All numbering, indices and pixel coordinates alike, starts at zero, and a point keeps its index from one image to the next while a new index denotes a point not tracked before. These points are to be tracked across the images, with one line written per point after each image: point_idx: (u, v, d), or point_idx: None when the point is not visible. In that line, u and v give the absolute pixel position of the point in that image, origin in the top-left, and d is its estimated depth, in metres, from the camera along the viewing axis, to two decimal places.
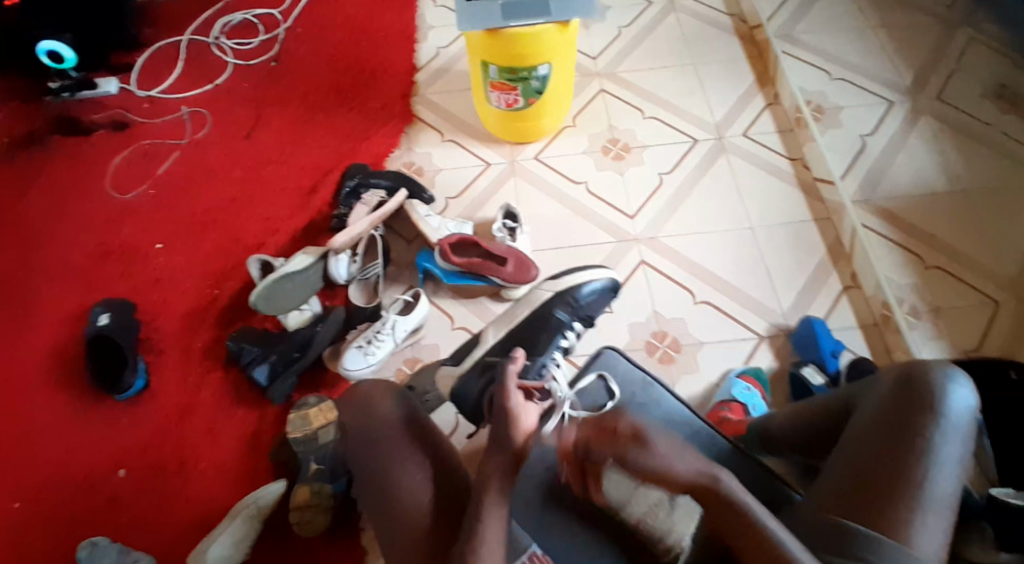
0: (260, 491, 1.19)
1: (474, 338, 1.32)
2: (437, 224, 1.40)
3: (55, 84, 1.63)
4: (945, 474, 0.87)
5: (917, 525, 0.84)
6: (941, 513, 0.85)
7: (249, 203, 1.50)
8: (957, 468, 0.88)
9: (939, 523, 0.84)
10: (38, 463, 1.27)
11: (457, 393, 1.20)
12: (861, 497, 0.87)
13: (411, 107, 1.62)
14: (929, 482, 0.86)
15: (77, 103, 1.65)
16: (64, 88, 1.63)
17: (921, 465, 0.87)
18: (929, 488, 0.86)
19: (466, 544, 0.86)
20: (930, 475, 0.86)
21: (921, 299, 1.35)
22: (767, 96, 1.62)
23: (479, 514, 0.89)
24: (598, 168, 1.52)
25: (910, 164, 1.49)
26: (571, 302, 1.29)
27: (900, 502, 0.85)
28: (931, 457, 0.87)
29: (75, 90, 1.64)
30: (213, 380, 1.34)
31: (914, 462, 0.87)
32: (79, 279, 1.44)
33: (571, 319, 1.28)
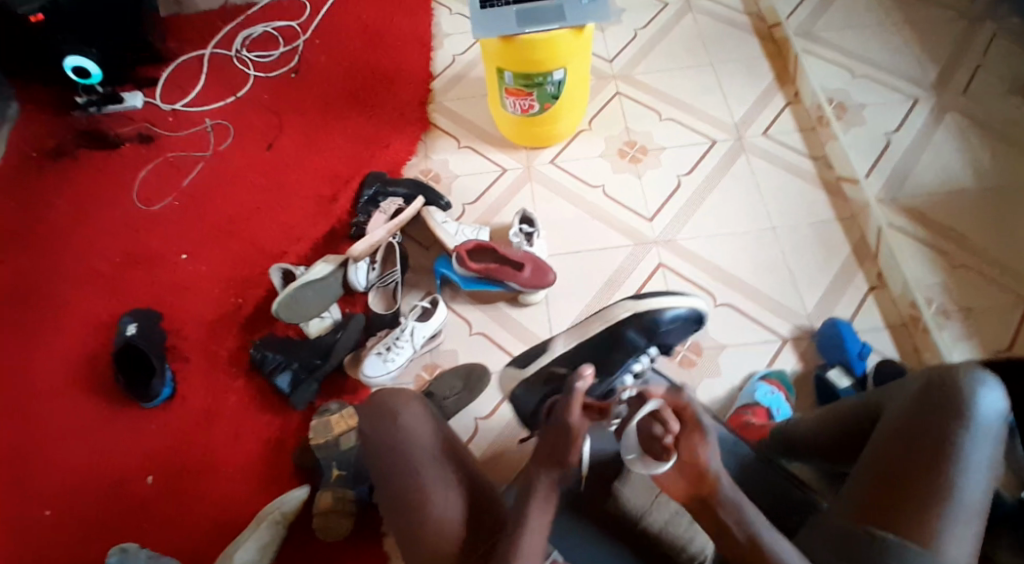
0: (284, 497, 1.22)
1: (541, 347, 1.19)
2: (454, 230, 1.40)
3: (82, 99, 1.68)
4: (975, 479, 0.84)
5: (946, 533, 0.82)
6: (971, 519, 0.83)
7: (270, 212, 1.53)
8: (988, 474, 0.85)
9: (968, 530, 0.82)
10: (72, 469, 1.31)
11: (514, 397, 1.19)
12: (889, 504, 0.85)
13: (428, 114, 1.63)
14: (958, 488, 0.84)
15: (105, 117, 1.70)
16: (91, 102, 1.68)
17: (952, 471, 0.85)
18: (959, 494, 0.83)
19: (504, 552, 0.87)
20: (960, 481, 0.84)
21: (950, 299, 1.31)
22: (787, 94, 1.59)
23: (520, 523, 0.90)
24: (614, 170, 1.51)
25: (935, 160, 1.45)
26: (650, 325, 1.11)
27: (927, 508, 0.83)
28: (961, 463, 0.85)
29: (102, 104, 1.69)
30: (237, 386, 1.37)
31: (943, 468, 0.85)
32: (109, 288, 1.47)
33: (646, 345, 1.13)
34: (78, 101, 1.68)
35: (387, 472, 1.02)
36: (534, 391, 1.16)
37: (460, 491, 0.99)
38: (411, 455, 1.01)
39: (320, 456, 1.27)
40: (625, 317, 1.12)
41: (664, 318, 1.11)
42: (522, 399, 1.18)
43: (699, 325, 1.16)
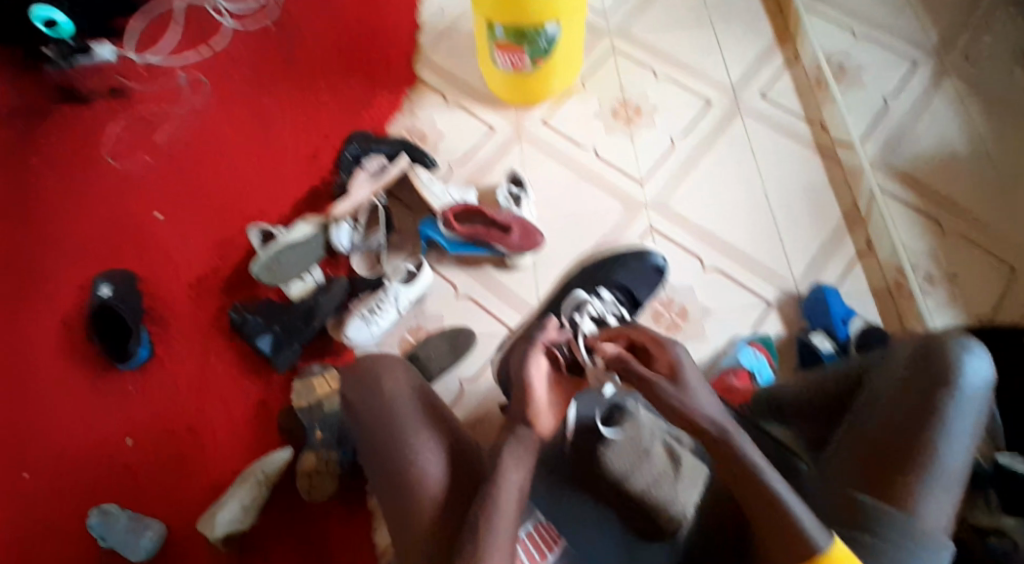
0: (267, 458, 1.21)
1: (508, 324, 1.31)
2: (441, 192, 1.36)
3: (51, 51, 1.56)
4: (958, 446, 0.84)
5: (927, 498, 0.81)
6: (951, 486, 0.83)
7: (250, 170, 1.48)
8: (971, 442, 0.85)
9: (948, 496, 0.82)
10: (50, 433, 1.29)
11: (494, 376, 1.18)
12: (872, 471, 0.85)
13: (414, 69, 1.57)
14: (940, 455, 0.83)
15: (77, 71, 1.60)
16: (60, 55, 1.57)
17: (934, 438, 0.84)
18: (941, 461, 0.83)
19: (480, 513, 0.84)
20: (942, 447, 0.84)
21: (937, 265, 1.30)
22: (787, 54, 1.54)
23: (496, 485, 0.86)
24: (607, 132, 1.47)
25: (933, 126, 1.42)
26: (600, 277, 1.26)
27: (909, 474, 0.83)
28: (943, 430, 0.85)
29: (73, 57, 1.58)
30: (217, 349, 1.34)
31: (926, 435, 0.85)
32: (84, 249, 1.43)
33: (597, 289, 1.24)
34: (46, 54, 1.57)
35: (370, 439, 1.00)
36: (505, 358, 1.16)
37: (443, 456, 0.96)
38: (392, 423, 0.99)
39: (303, 419, 1.25)
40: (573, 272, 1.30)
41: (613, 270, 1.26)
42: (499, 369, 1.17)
43: (660, 277, 1.30)
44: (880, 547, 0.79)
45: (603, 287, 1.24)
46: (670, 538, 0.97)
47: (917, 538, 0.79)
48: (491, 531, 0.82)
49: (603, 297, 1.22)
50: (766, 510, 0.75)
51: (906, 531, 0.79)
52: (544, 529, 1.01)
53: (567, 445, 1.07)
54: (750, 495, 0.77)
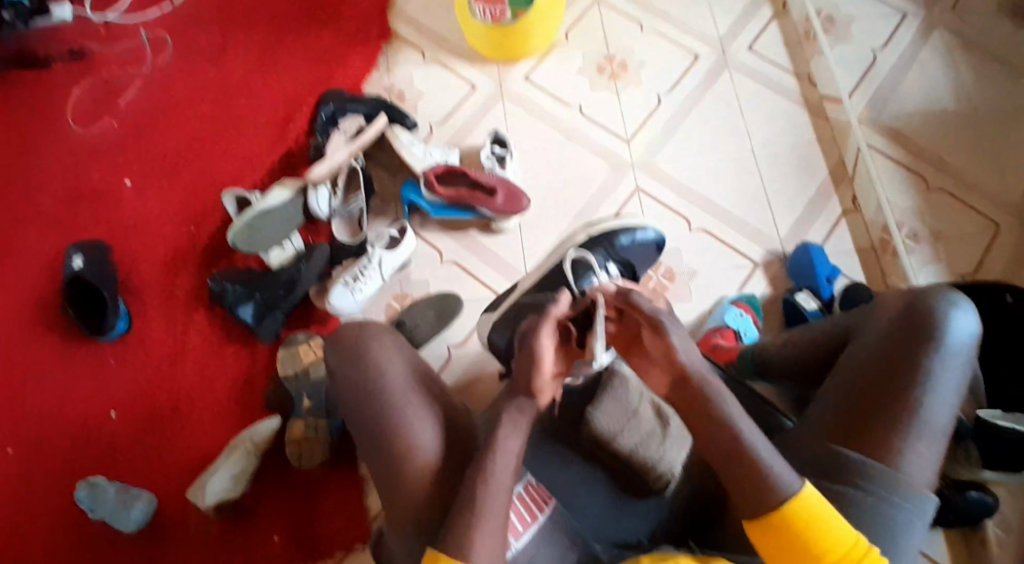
0: (256, 426, 1.20)
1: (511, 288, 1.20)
2: (422, 153, 1.32)
3: (6, 15, 1.47)
4: (942, 399, 0.84)
5: (911, 452, 0.82)
6: (937, 438, 0.84)
7: (220, 133, 1.42)
8: (956, 394, 0.86)
9: (933, 448, 0.83)
10: (30, 410, 1.27)
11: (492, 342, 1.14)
12: (856, 424, 0.86)
13: (389, 23, 1.50)
14: (925, 408, 0.84)
15: (34, 34, 1.52)
16: (15, 18, 1.48)
17: (919, 393, 0.84)
18: (926, 414, 0.84)
19: (478, 482, 0.82)
20: (927, 401, 0.84)
21: (923, 224, 1.30)
22: (774, 6, 1.50)
23: (495, 452, 0.85)
24: (591, 88, 1.43)
25: (921, 79, 1.40)
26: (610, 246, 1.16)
27: (895, 428, 0.83)
28: (928, 383, 0.85)
29: (29, 18, 1.49)
30: (198, 319, 1.32)
31: (912, 389, 0.85)
32: (52, 219, 1.38)
33: (606, 259, 1.15)
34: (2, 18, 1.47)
35: (360, 405, 0.97)
36: (503, 328, 1.12)
37: (438, 425, 0.95)
38: (381, 390, 0.96)
39: (290, 388, 1.24)
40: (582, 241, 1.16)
41: (619, 237, 1.17)
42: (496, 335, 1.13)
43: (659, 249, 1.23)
44: (865, 500, 0.81)
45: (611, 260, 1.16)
46: (660, 495, 0.99)
47: (900, 491, 0.81)
48: (488, 499, 0.81)
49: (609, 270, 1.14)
50: (748, 487, 0.73)
51: (891, 485, 0.81)
52: (536, 489, 0.95)
53: (555, 411, 1.06)
54: (730, 471, 0.75)
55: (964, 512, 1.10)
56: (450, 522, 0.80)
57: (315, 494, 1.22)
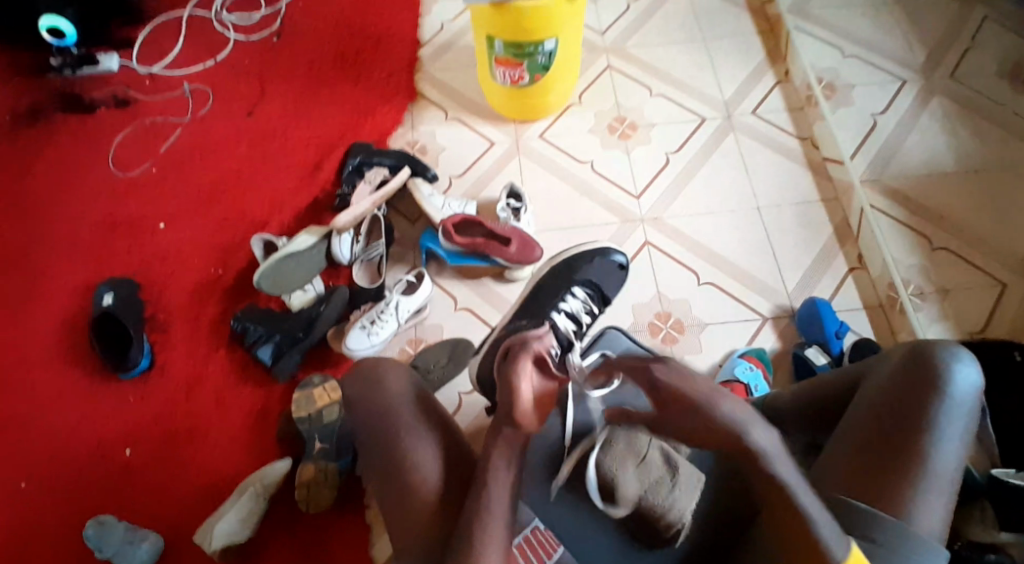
0: (266, 469, 1.20)
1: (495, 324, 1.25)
2: (441, 204, 1.39)
3: (56, 61, 1.62)
4: (949, 452, 0.85)
5: (919, 504, 0.83)
6: (943, 490, 0.84)
7: (250, 181, 1.50)
8: (962, 446, 0.86)
9: (940, 500, 0.84)
10: (48, 439, 1.29)
11: (480, 380, 1.17)
12: (865, 477, 0.86)
13: (415, 83, 1.60)
14: (931, 460, 0.85)
15: (79, 79, 1.63)
16: (64, 64, 1.62)
17: (926, 444, 0.86)
18: (932, 465, 0.85)
19: (474, 516, 0.85)
20: (933, 453, 0.85)
21: (928, 281, 1.33)
22: (778, 73, 1.59)
23: (489, 487, 0.87)
24: (603, 146, 1.50)
25: (921, 143, 1.46)
26: (567, 270, 1.25)
27: (902, 479, 0.84)
28: (935, 436, 0.86)
29: (76, 67, 1.62)
30: (217, 357, 1.35)
31: (919, 441, 0.86)
32: (85, 257, 1.44)
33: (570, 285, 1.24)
34: (52, 63, 1.62)
35: (370, 435, 0.99)
36: (488, 358, 1.16)
37: (437, 450, 0.96)
38: (393, 420, 0.98)
39: (302, 428, 1.25)
40: (545, 272, 1.26)
41: (582, 265, 1.26)
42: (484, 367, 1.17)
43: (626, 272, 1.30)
44: (877, 551, 0.81)
45: (576, 285, 1.24)
46: (670, 543, 0.97)
47: (913, 544, 0.80)
48: (485, 533, 0.83)
49: (575, 295, 1.23)
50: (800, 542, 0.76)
51: (902, 536, 0.81)
52: (542, 535, 1.02)
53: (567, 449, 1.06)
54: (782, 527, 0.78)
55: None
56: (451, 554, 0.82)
57: (323, 538, 1.22)
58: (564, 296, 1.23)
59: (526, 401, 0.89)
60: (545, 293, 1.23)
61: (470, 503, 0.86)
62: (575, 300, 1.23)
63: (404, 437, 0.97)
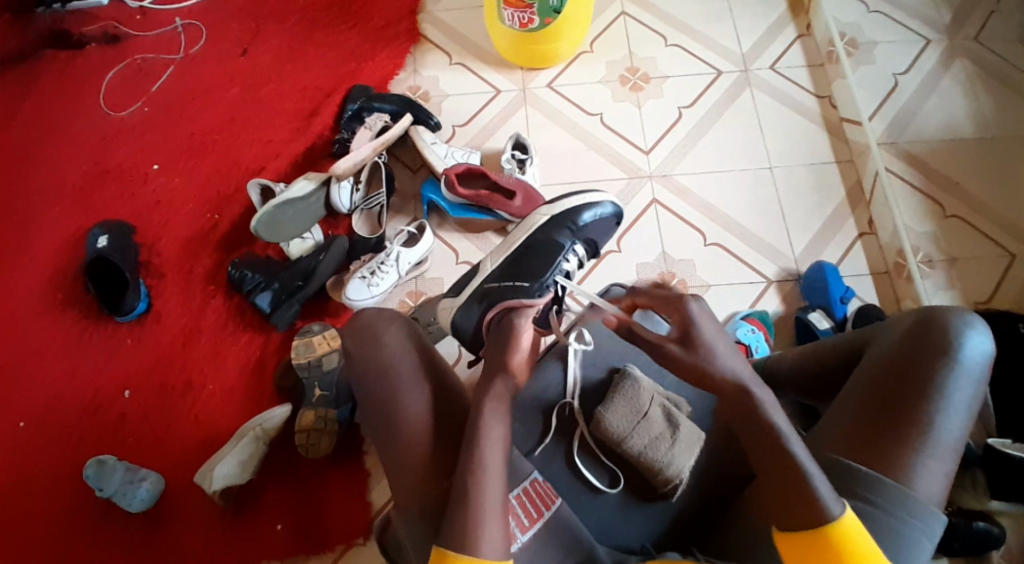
0: (265, 414, 1.20)
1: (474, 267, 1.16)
2: (443, 153, 1.35)
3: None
4: (953, 419, 0.84)
5: (919, 469, 0.82)
6: (944, 457, 0.83)
7: (246, 124, 1.45)
8: (967, 414, 0.85)
9: (940, 467, 0.83)
10: (46, 384, 1.29)
11: (456, 326, 1.12)
12: (866, 439, 0.85)
13: (418, 25, 1.53)
14: (935, 426, 0.83)
15: (69, 15, 1.57)
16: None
17: (932, 409, 0.84)
18: (936, 432, 0.83)
19: (468, 473, 0.83)
20: (938, 419, 0.83)
21: (937, 248, 1.31)
22: (799, 27, 1.52)
23: (481, 445, 0.84)
24: (614, 99, 1.45)
25: (941, 107, 1.41)
26: (571, 225, 1.13)
27: (903, 444, 0.83)
28: (941, 403, 0.84)
29: (66, 1, 1.56)
30: (214, 305, 1.33)
31: (924, 406, 0.84)
32: (78, 199, 1.41)
33: (572, 241, 1.13)
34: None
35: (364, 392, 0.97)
36: (470, 309, 1.10)
37: (431, 408, 0.94)
38: (387, 379, 0.96)
39: (303, 376, 1.25)
40: (544, 224, 1.12)
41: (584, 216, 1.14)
42: (466, 316, 1.11)
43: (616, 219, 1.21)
44: (873, 513, 0.80)
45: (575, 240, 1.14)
46: (667, 497, 1.00)
47: (910, 507, 0.80)
48: (483, 496, 0.81)
49: (574, 253, 1.14)
50: (796, 499, 0.72)
51: (897, 499, 0.80)
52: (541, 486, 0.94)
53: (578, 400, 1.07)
54: (777, 480, 0.74)
55: (970, 539, 1.05)
56: (450, 518, 0.81)
57: (323, 486, 1.23)
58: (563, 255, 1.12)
59: (523, 354, 0.93)
60: (542, 251, 1.11)
61: (462, 464, 0.84)
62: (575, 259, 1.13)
63: (399, 397, 0.95)
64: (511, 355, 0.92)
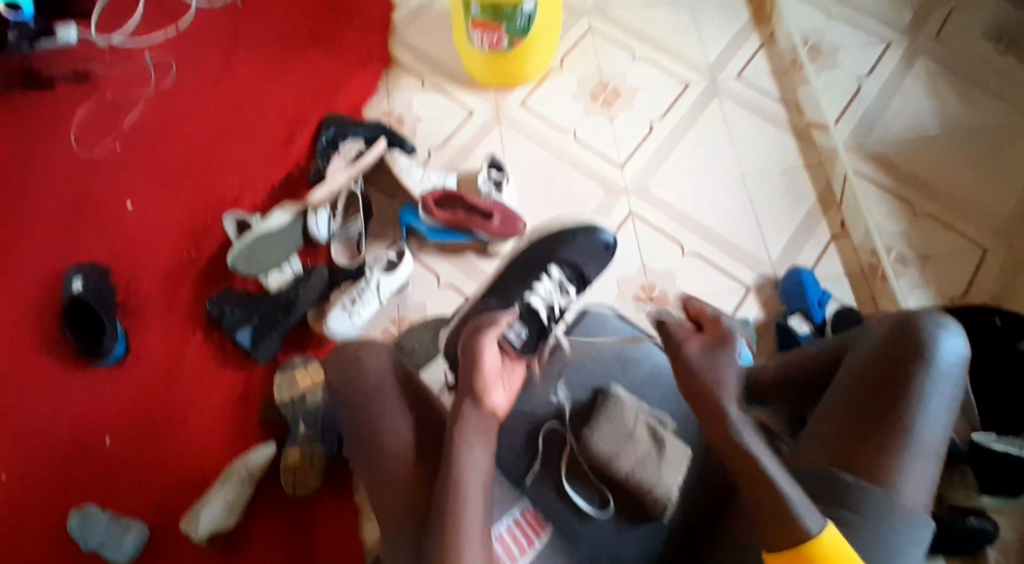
0: (249, 454, 1.18)
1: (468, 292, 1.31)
2: (420, 177, 1.35)
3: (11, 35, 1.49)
4: (936, 420, 0.85)
5: (904, 470, 0.83)
6: (928, 458, 0.84)
7: (220, 156, 1.44)
8: (948, 415, 0.87)
9: (925, 468, 0.84)
10: (24, 432, 1.25)
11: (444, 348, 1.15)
12: (850, 446, 0.86)
13: (388, 49, 1.53)
14: (917, 428, 0.85)
15: (37, 55, 1.53)
16: (21, 37, 1.50)
17: (912, 413, 0.85)
18: (919, 434, 0.85)
19: (446, 489, 0.82)
20: (919, 421, 0.85)
21: (909, 247, 1.34)
22: (762, 35, 1.54)
23: (461, 463, 0.84)
24: (586, 114, 1.46)
25: (906, 107, 1.45)
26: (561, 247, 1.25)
27: (887, 448, 0.84)
28: (921, 405, 0.86)
29: (34, 40, 1.51)
30: (195, 343, 1.31)
31: (904, 410, 0.86)
32: (50, 240, 1.38)
33: (550, 264, 1.23)
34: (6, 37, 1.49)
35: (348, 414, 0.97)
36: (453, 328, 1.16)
37: (413, 427, 0.94)
38: (372, 404, 0.95)
39: (286, 414, 1.24)
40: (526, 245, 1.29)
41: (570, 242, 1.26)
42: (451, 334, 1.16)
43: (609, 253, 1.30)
44: (863, 522, 0.80)
45: (552, 264, 1.23)
46: (659, 519, 0.99)
47: (898, 513, 0.81)
48: (462, 517, 0.80)
49: (551, 277, 1.22)
50: (770, 506, 0.74)
51: (886, 506, 0.81)
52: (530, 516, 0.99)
53: (565, 423, 1.07)
54: (748, 480, 0.76)
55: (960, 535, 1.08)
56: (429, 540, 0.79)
57: (316, 523, 1.21)
58: (540, 274, 1.21)
59: (491, 372, 0.91)
60: (523, 268, 1.24)
61: (441, 484, 0.83)
62: (553, 283, 1.21)
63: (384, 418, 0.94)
64: (477, 375, 0.90)
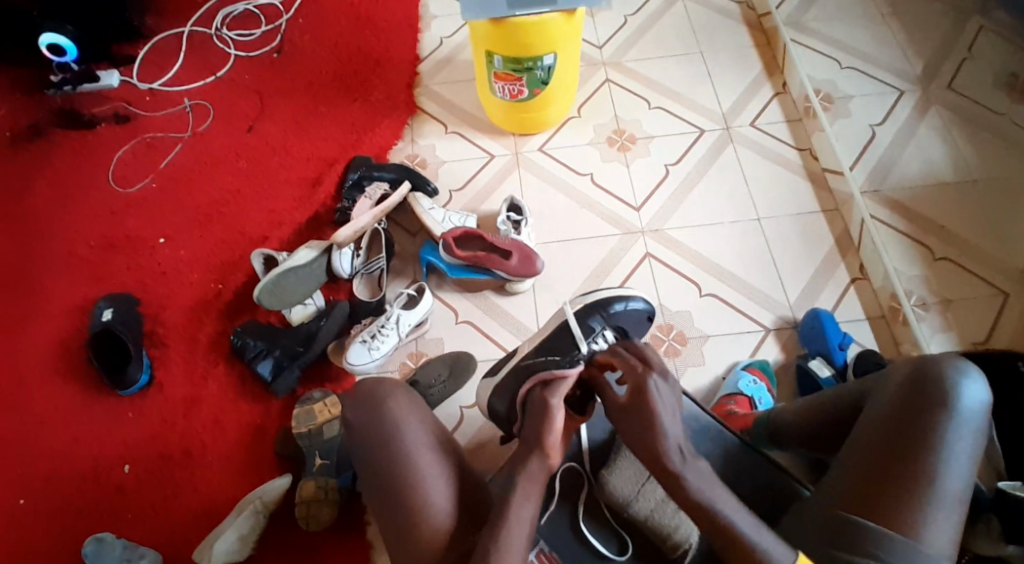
0: (266, 486, 1.16)
1: (486, 339, 1.34)
2: (441, 217, 1.39)
3: (56, 78, 1.62)
4: (958, 470, 0.81)
5: (927, 522, 0.79)
6: (951, 508, 0.80)
7: (251, 196, 1.50)
8: (971, 464, 0.82)
9: (948, 520, 0.80)
10: (45, 458, 1.28)
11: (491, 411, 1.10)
12: (867, 496, 0.82)
13: (415, 98, 1.61)
14: (939, 479, 0.81)
15: (79, 95, 1.64)
16: (65, 80, 1.62)
17: (933, 462, 0.81)
18: (940, 486, 0.80)
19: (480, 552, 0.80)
20: (942, 471, 0.81)
21: (930, 291, 1.33)
22: (775, 85, 1.60)
23: (502, 528, 0.82)
24: (603, 159, 1.51)
25: (919, 155, 1.47)
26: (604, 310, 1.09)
27: (910, 499, 0.80)
28: (941, 453, 0.82)
29: (76, 83, 1.63)
30: (217, 374, 1.34)
31: (925, 461, 0.82)
32: (85, 272, 1.44)
33: (601, 325, 1.08)
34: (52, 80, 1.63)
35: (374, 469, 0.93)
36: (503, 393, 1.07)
37: (453, 495, 0.90)
38: (409, 468, 0.90)
39: (302, 444, 1.23)
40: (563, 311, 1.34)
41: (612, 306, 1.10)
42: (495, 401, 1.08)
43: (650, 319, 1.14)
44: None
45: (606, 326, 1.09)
46: None
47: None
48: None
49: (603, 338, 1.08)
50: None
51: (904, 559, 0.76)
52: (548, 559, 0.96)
53: (584, 463, 1.06)
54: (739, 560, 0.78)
55: None
56: None
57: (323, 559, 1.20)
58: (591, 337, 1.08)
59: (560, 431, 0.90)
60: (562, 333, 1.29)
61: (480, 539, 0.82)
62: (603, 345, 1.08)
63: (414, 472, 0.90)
64: (545, 430, 0.90)
